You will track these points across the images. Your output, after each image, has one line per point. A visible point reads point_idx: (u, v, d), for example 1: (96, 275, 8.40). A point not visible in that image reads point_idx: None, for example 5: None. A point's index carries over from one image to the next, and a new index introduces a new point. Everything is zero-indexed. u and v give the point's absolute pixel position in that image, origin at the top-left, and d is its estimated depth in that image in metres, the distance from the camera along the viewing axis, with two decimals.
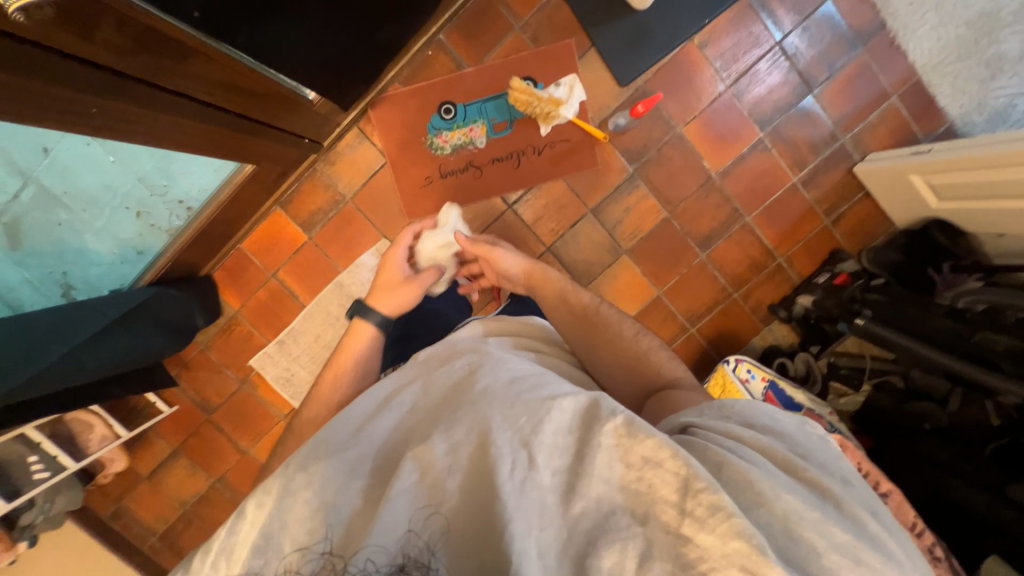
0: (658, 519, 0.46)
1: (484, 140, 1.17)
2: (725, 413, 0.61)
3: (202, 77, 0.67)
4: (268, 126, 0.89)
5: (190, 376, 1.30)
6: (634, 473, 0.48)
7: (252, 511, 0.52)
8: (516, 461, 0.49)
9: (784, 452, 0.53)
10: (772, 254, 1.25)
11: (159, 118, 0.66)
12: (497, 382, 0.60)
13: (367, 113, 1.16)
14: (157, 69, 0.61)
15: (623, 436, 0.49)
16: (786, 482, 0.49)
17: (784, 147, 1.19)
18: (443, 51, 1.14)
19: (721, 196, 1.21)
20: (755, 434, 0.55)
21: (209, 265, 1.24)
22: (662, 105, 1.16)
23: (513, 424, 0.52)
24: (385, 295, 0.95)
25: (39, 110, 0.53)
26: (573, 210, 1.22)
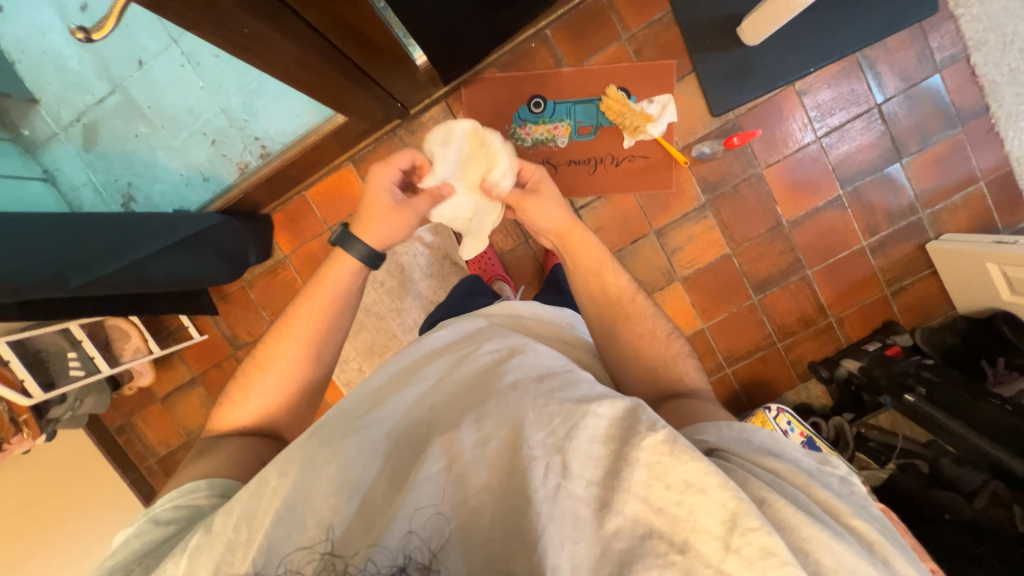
0: (698, 551, 0.41)
1: (566, 140, 1.17)
2: (753, 439, 0.55)
3: (335, 13, 0.69)
4: (373, 81, 0.89)
5: (226, 310, 1.31)
6: (673, 497, 0.43)
7: (275, 479, 0.51)
8: (548, 469, 0.45)
9: (824, 494, 0.49)
10: (824, 312, 1.24)
11: (288, 47, 0.67)
12: (526, 377, 0.55)
13: (457, 90, 1.17)
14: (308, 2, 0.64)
15: (665, 454, 0.44)
16: (834, 529, 0.45)
17: (862, 209, 1.18)
18: (546, 46, 1.14)
19: (786, 244, 1.21)
20: (791, 469, 0.51)
21: (271, 205, 1.25)
22: (750, 143, 1.16)
23: (547, 425, 0.47)
24: (376, 224, 0.80)
25: (197, 14, 0.54)
26: (636, 227, 1.22)
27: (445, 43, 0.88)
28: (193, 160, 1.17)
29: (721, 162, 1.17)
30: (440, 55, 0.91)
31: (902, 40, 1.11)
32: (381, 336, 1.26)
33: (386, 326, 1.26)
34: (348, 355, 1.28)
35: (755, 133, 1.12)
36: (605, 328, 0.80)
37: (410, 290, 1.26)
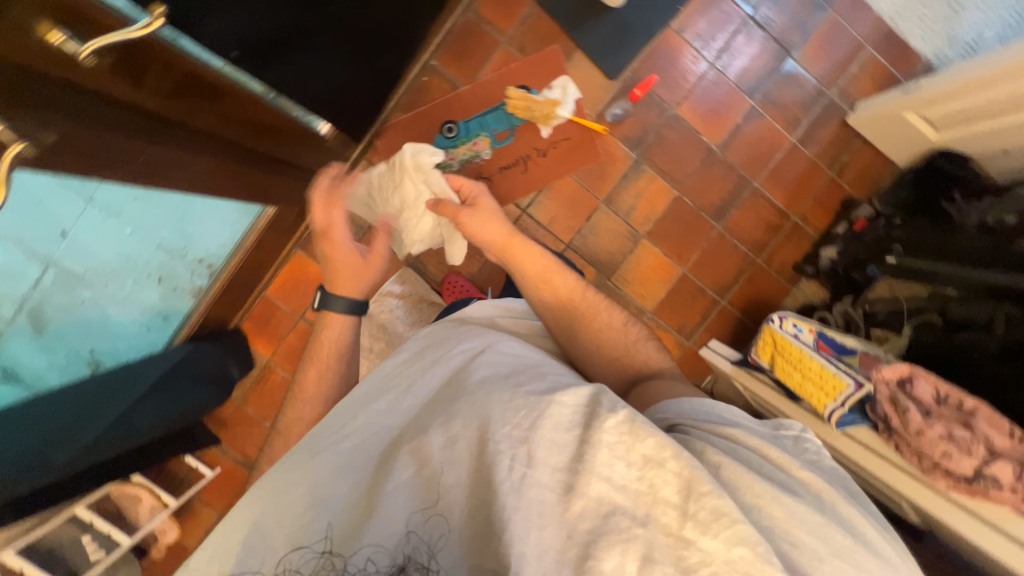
0: (658, 521, 0.44)
1: (489, 151, 1.20)
2: (715, 417, 0.61)
3: (231, 115, 0.70)
4: (285, 163, 0.91)
5: (229, 435, 1.27)
6: (634, 473, 0.45)
7: (251, 501, 0.52)
8: (512, 458, 0.46)
9: (777, 457, 0.54)
10: (786, 214, 1.27)
11: (194, 161, 0.68)
12: (495, 377, 0.57)
13: (373, 145, 1.19)
14: (191, 110, 0.64)
15: (625, 433, 0.47)
16: (786, 487, 0.50)
17: (779, 110, 1.23)
18: (438, 75, 1.18)
19: (726, 166, 1.24)
20: (750, 439, 0.56)
21: (236, 316, 1.22)
22: (654, 91, 1.21)
23: (512, 418, 0.49)
24: (348, 279, 0.92)
25: (90, 162, 0.54)
26: (585, 204, 1.25)
27: (339, 105, 0.90)
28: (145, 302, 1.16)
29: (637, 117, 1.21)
30: (338, 117, 0.94)
31: None
32: None
33: None
34: None
35: (650, 80, 1.18)
36: (565, 331, 0.83)
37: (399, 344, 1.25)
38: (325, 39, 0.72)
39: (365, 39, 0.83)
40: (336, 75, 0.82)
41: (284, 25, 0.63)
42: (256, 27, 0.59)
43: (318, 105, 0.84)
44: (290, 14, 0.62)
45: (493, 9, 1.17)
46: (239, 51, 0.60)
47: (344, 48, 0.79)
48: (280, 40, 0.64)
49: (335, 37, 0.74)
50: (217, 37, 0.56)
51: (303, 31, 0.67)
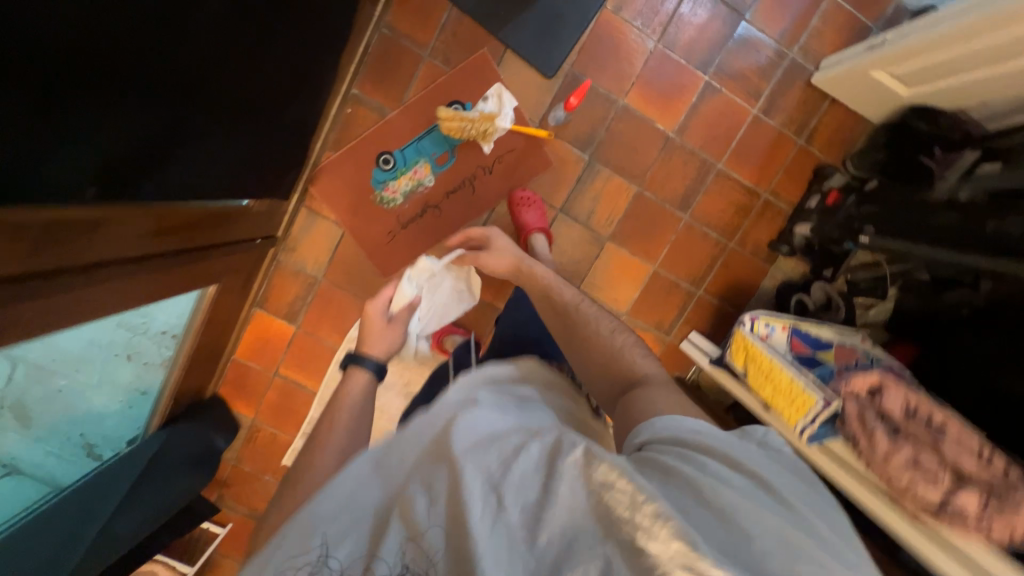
0: (613, 537, 0.40)
1: (432, 178, 1.13)
2: (680, 426, 0.57)
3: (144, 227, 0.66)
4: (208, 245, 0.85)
5: (232, 493, 1.31)
6: (591, 497, 0.43)
7: None
8: (489, 512, 0.42)
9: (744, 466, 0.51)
10: (755, 192, 1.20)
11: (91, 292, 0.63)
12: (480, 432, 0.51)
13: (308, 191, 1.12)
14: (79, 248, 0.58)
15: (585, 468, 0.44)
16: (731, 483, 0.48)
17: (737, 81, 1.13)
18: (362, 104, 1.09)
19: (686, 152, 1.16)
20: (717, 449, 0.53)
21: (211, 383, 1.21)
22: (598, 83, 1.11)
23: (485, 469, 0.45)
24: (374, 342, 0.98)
25: None
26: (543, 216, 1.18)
27: (246, 174, 0.83)
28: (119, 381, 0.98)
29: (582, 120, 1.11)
30: (249, 186, 0.87)
31: None
32: None
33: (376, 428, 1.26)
34: None
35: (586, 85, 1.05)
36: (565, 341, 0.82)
37: None
38: (213, 129, 0.67)
39: (258, 107, 0.75)
40: (232, 154, 0.75)
41: (154, 126, 0.56)
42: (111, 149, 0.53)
43: (221, 186, 0.78)
44: (146, 125, 0.55)
45: (408, 21, 1.06)
46: (97, 185, 0.55)
47: (235, 127, 0.72)
48: (143, 152, 0.57)
49: (227, 128, 0.69)
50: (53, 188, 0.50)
51: (173, 133, 0.60)
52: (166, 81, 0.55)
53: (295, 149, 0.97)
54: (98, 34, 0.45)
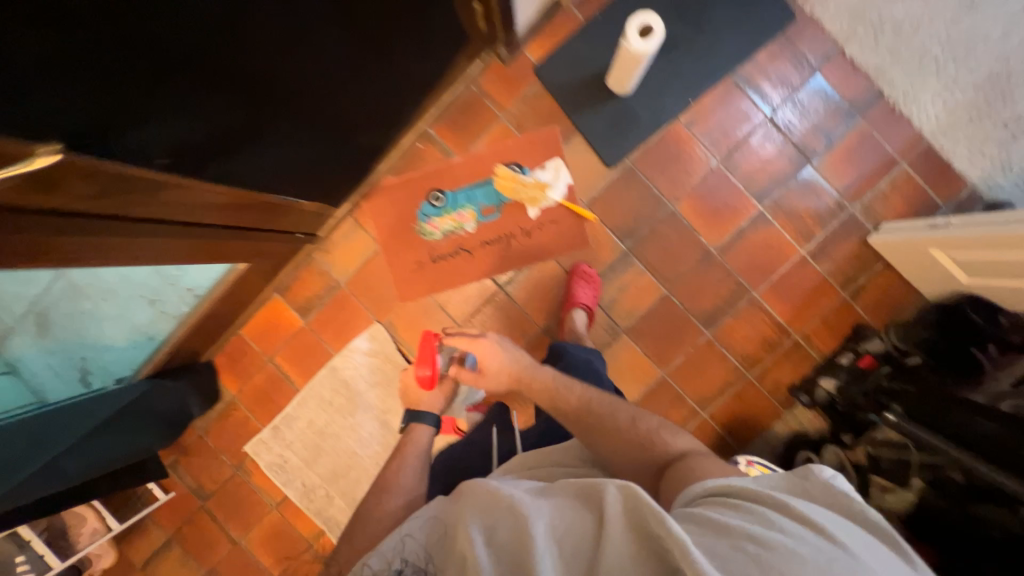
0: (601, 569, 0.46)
1: (473, 225, 1.18)
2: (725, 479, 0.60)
3: (212, 207, 0.77)
4: (249, 230, 0.93)
5: (188, 463, 1.31)
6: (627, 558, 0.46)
7: None
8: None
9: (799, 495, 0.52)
10: (785, 330, 1.16)
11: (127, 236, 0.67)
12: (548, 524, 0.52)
13: (358, 204, 1.20)
14: (126, 203, 0.63)
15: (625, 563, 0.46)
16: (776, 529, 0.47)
17: (792, 219, 1.13)
18: (431, 144, 1.18)
19: (723, 272, 1.15)
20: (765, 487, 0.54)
21: (210, 350, 1.26)
22: (653, 185, 1.14)
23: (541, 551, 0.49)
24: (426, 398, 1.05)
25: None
26: (556, 294, 1.19)
27: (298, 176, 0.91)
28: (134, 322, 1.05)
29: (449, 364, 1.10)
30: (304, 184, 0.94)
31: (771, 50, 1.09)
32: (341, 457, 1.27)
33: (344, 444, 1.26)
34: (313, 482, 1.28)
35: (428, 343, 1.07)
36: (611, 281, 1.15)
37: (359, 403, 1.25)
38: (283, 127, 0.73)
39: (327, 120, 0.82)
40: (292, 156, 0.83)
41: (232, 121, 0.64)
42: (182, 131, 0.59)
43: (270, 181, 0.84)
44: (229, 111, 0.62)
45: (496, 84, 1.15)
46: (168, 156, 0.61)
47: (300, 133, 0.79)
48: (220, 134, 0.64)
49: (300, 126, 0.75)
50: (139, 148, 0.57)
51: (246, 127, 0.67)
52: (260, 82, 0.63)
53: (348, 166, 1.05)
54: (229, 34, 0.53)
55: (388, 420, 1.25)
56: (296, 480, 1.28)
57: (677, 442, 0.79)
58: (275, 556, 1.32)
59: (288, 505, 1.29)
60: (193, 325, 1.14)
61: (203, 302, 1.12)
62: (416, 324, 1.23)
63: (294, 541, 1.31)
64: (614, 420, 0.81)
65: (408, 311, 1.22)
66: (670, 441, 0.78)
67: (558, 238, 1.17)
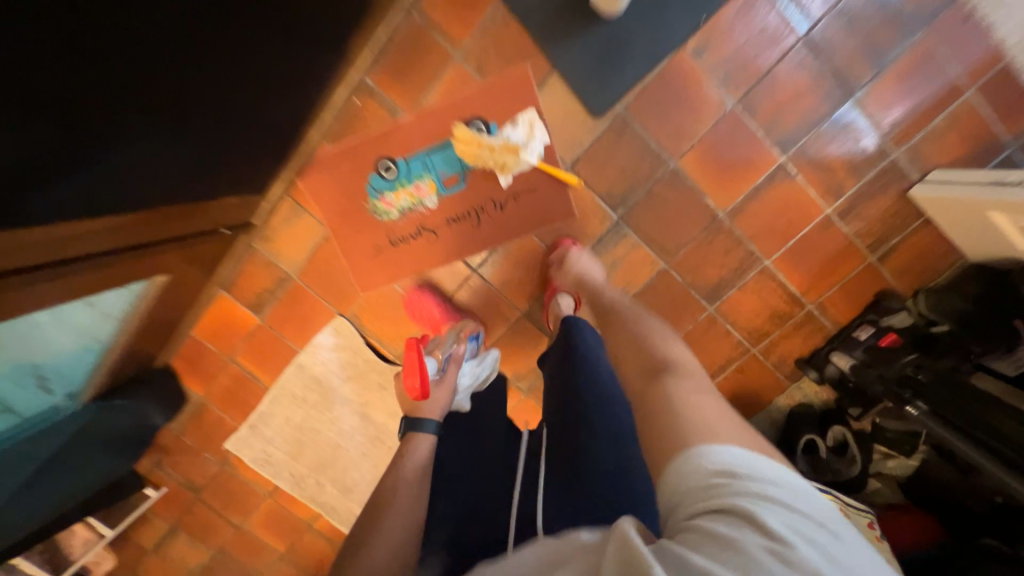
0: None
1: (434, 199, 0.98)
2: (680, 436, 0.50)
3: (93, 231, 0.65)
4: (161, 241, 0.80)
5: (172, 461, 1.28)
6: None
7: None
8: None
9: (765, 461, 0.45)
10: (798, 301, 1.02)
11: None
12: None
13: (294, 182, 0.99)
14: None
15: None
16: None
17: (820, 171, 0.93)
18: (372, 99, 0.94)
19: (732, 240, 0.98)
20: (733, 454, 0.46)
21: (164, 354, 1.15)
22: (652, 137, 0.92)
23: None
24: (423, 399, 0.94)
25: None
26: (536, 274, 1.04)
27: (190, 172, 0.72)
28: (74, 334, 0.87)
29: (445, 376, 0.96)
30: (204, 179, 0.76)
31: None
32: (325, 449, 1.23)
33: (326, 437, 1.22)
34: (302, 472, 1.26)
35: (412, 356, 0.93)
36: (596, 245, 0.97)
37: (335, 398, 1.17)
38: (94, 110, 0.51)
39: (194, 97, 0.62)
40: (163, 151, 0.64)
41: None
42: None
43: (144, 186, 0.66)
44: None
45: (445, 10, 0.88)
46: None
47: (158, 122, 0.59)
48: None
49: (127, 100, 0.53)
50: None
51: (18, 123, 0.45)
52: (26, 63, 0.43)
53: (266, 142, 0.84)
54: None
55: (368, 412, 1.18)
56: (285, 471, 1.26)
57: (668, 349, 0.72)
58: (279, 536, 1.35)
59: (281, 493, 1.29)
60: (124, 348, 0.98)
61: (125, 325, 0.95)
62: (383, 315, 1.10)
63: (295, 522, 1.33)
64: (621, 316, 0.84)
65: (373, 301, 1.09)
66: (668, 351, 0.71)
67: (537, 210, 0.98)
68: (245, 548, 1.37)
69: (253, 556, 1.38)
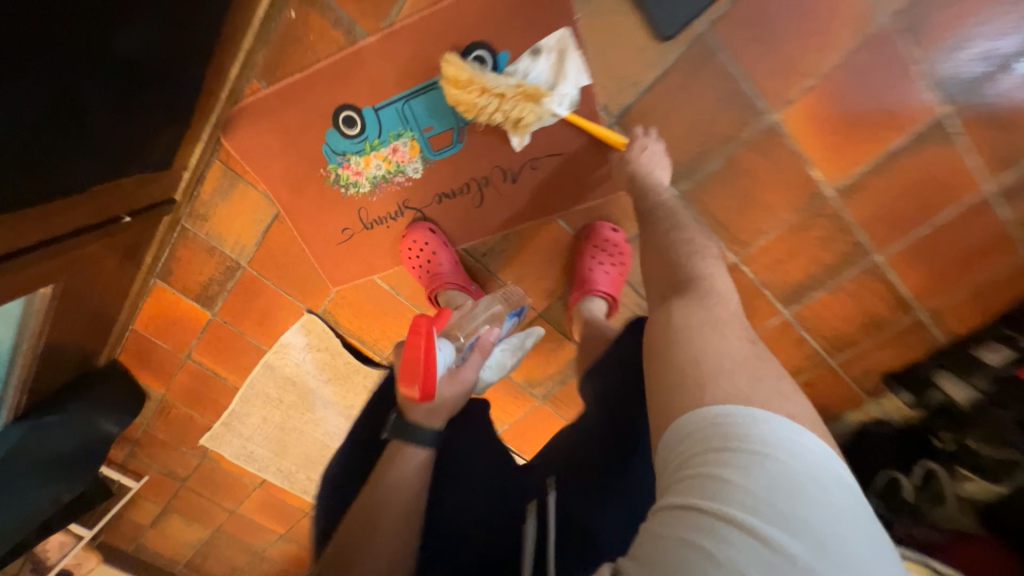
0: None
1: (418, 166, 0.70)
2: (673, 374, 0.44)
3: None
4: (75, 232, 0.60)
5: (148, 453, 1.16)
6: None
7: None
8: None
9: (765, 419, 0.37)
10: (905, 306, 0.76)
11: None
12: None
13: (222, 140, 0.71)
14: None
15: None
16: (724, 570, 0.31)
17: (994, 129, 0.61)
18: (315, 8, 0.61)
19: (836, 226, 0.70)
20: (722, 407, 0.39)
21: (108, 351, 0.95)
22: (744, 75, 0.61)
23: None
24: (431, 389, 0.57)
25: None
26: (559, 265, 0.78)
27: (57, 137, 0.46)
28: None
29: (463, 365, 0.60)
30: (91, 145, 0.51)
31: None
32: (312, 447, 1.08)
33: (311, 436, 1.06)
34: (291, 468, 1.13)
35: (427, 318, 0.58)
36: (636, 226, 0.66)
37: (315, 399, 0.99)
38: None
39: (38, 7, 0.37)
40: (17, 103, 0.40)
41: None
42: None
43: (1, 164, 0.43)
44: None
45: None
46: None
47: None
48: None
49: None
50: None
51: None
52: None
53: (165, 89, 0.55)
54: None
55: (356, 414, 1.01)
56: (272, 467, 1.13)
57: (697, 266, 0.53)
58: (276, 520, 1.28)
59: (271, 485, 1.18)
60: (36, 369, 0.77)
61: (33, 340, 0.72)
62: (363, 311, 0.87)
63: (290, 509, 1.24)
64: (659, 219, 0.59)
65: (348, 293, 0.85)
66: (700, 266, 0.53)
67: (564, 182, 0.69)
68: (244, 529, 1.31)
69: (253, 535, 1.32)
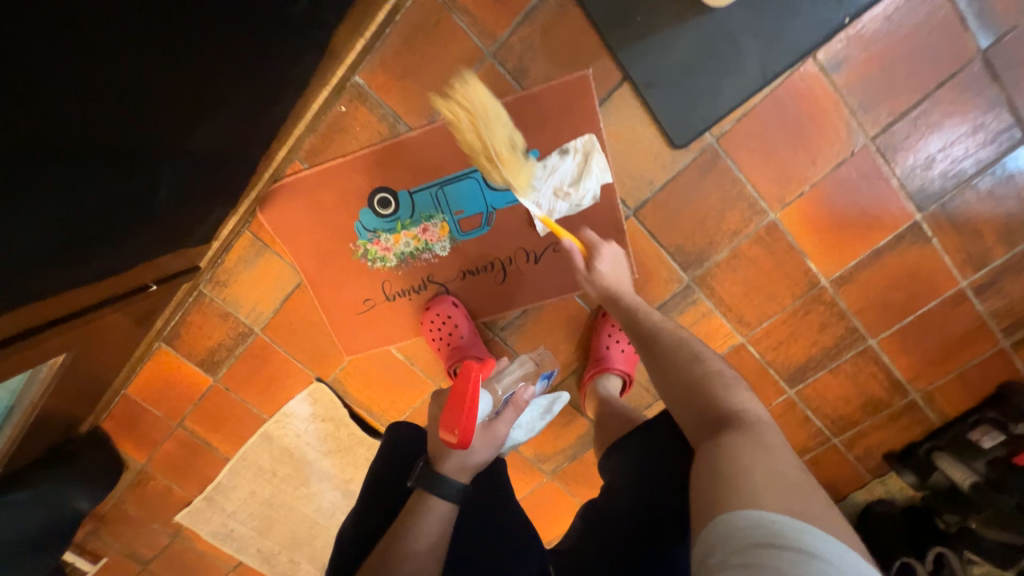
0: None
1: (446, 245, 0.73)
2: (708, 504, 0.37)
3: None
4: (101, 303, 0.59)
5: (111, 530, 1.05)
6: None
7: None
8: None
9: (816, 530, 0.33)
10: (901, 389, 0.80)
11: None
12: None
13: (255, 213, 0.73)
14: None
15: None
16: None
17: (962, 234, 0.70)
18: (363, 104, 0.67)
19: (832, 312, 0.76)
20: (773, 512, 0.34)
21: (91, 417, 0.90)
22: (747, 179, 0.69)
23: None
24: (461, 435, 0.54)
25: None
26: (575, 342, 0.81)
27: (119, 219, 0.48)
28: None
29: (496, 420, 0.56)
30: (141, 225, 0.52)
31: None
32: (300, 525, 1.01)
33: (300, 512, 0.99)
34: (272, 548, 1.04)
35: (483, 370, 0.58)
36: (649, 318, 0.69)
37: (311, 471, 0.94)
38: None
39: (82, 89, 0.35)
40: (86, 187, 0.41)
41: None
42: None
43: (31, 251, 0.40)
44: None
45: None
46: None
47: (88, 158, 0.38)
48: None
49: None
50: None
51: None
52: None
53: (220, 172, 0.58)
54: None
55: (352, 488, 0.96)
56: (251, 547, 1.04)
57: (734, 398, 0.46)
58: None
59: (246, 568, 1.07)
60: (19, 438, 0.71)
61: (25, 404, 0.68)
62: (373, 380, 0.86)
63: None
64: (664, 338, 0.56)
65: (360, 362, 0.84)
66: (734, 398, 0.46)
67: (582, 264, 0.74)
68: None
69: None
